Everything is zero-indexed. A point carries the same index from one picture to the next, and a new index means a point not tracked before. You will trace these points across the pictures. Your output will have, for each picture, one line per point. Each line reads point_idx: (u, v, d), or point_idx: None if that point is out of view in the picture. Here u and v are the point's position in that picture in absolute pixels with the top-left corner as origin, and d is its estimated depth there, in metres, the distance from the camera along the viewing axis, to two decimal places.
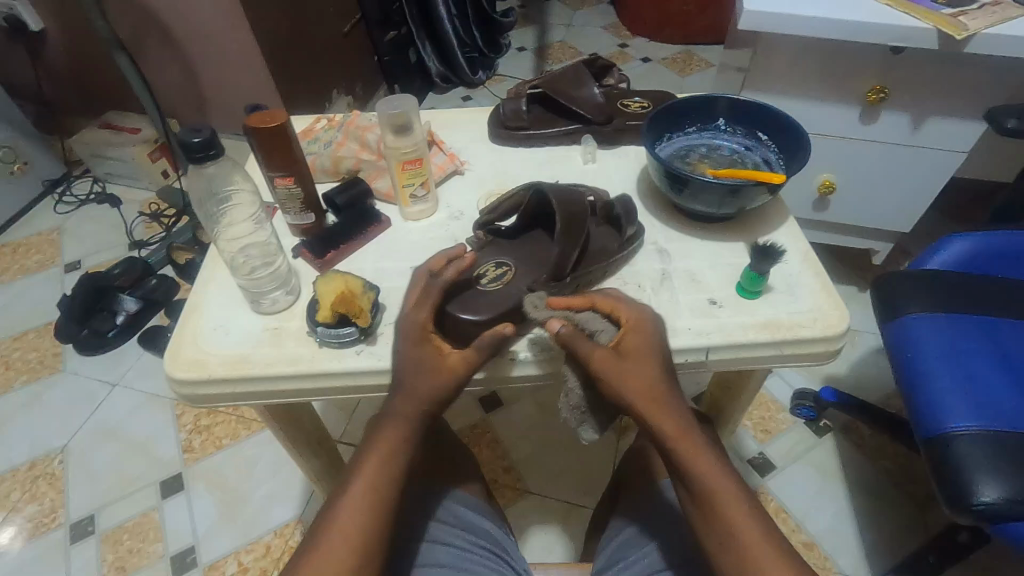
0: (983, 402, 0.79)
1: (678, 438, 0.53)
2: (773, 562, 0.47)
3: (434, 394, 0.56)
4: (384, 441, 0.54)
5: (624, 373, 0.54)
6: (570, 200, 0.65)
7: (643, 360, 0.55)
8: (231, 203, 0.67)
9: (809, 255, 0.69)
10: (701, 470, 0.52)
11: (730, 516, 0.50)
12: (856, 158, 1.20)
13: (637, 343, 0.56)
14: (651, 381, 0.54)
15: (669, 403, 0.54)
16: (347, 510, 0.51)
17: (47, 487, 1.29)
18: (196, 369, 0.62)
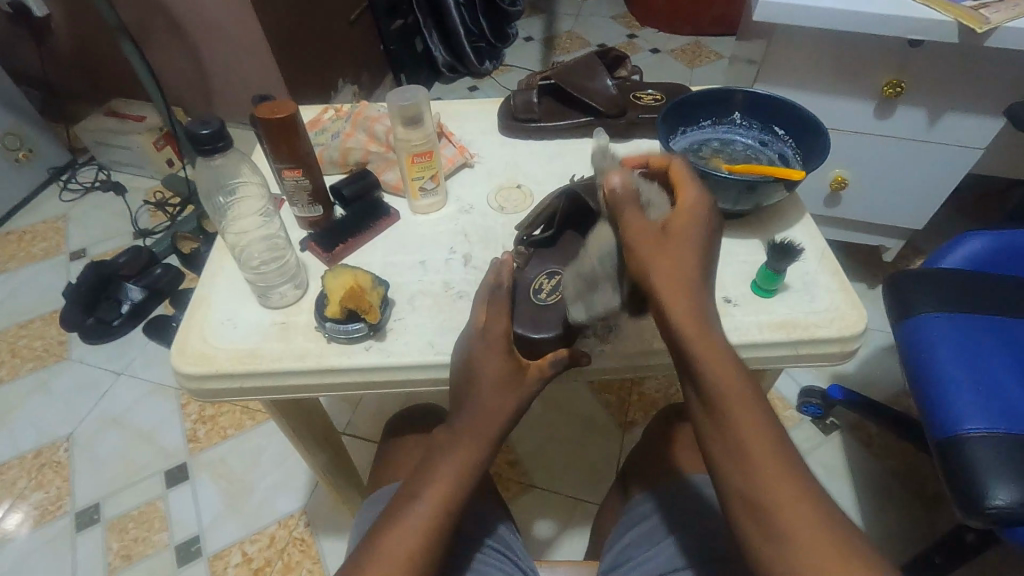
0: (997, 404, 0.78)
1: (694, 331, 0.46)
2: (779, 475, 0.42)
3: (511, 414, 0.55)
4: (460, 458, 0.53)
5: (658, 275, 0.48)
6: None
7: (683, 260, 0.49)
8: (239, 196, 0.66)
9: (825, 254, 0.68)
10: (733, 384, 0.45)
11: (754, 435, 0.44)
12: (870, 153, 1.18)
13: (680, 242, 0.50)
14: (687, 274, 0.48)
15: (697, 297, 0.48)
16: (412, 521, 0.49)
17: (53, 475, 1.29)
18: (202, 362, 0.61)
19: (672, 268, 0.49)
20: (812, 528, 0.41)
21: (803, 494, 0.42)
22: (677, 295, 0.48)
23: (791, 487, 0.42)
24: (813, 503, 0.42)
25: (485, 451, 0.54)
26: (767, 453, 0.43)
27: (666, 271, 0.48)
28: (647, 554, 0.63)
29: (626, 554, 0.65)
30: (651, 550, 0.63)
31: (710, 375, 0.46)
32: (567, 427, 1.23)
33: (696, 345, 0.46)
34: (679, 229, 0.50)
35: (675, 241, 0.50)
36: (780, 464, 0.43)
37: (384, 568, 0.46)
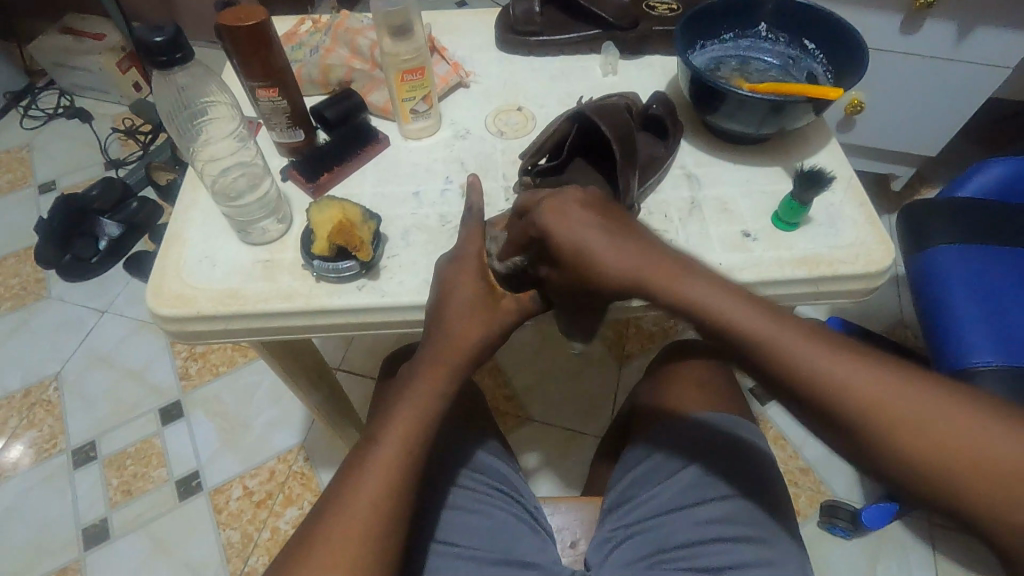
0: (1010, 337, 0.76)
1: (634, 257, 0.48)
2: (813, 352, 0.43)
3: (477, 342, 0.52)
4: (420, 395, 0.50)
5: (583, 267, 0.49)
6: (622, 121, 0.57)
7: (590, 231, 0.49)
8: (210, 120, 0.60)
9: (852, 182, 0.63)
10: (753, 330, 0.44)
11: (807, 367, 0.43)
12: (890, 74, 1.10)
13: (570, 222, 0.49)
14: (579, 223, 0.49)
15: (607, 237, 0.49)
16: (377, 466, 0.47)
17: (45, 414, 1.28)
18: (183, 304, 0.57)
19: (590, 242, 0.49)
20: (908, 415, 0.40)
21: (887, 391, 0.41)
22: (622, 263, 0.48)
23: (855, 384, 0.41)
24: (902, 393, 0.40)
25: (447, 388, 0.51)
26: (833, 376, 0.42)
27: (600, 257, 0.48)
28: (648, 494, 0.62)
29: (625, 494, 0.63)
30: (652, 490, 0.62)
31: (724, 332, 0.45)
32: (564, 361, 1.21)
33: (685, 307, 0.47)
34: (557, 222, 0.49)
35: (564, 226, 0.49)
36: (851, 379, 0.42)
37: (353, 513, 0.45)
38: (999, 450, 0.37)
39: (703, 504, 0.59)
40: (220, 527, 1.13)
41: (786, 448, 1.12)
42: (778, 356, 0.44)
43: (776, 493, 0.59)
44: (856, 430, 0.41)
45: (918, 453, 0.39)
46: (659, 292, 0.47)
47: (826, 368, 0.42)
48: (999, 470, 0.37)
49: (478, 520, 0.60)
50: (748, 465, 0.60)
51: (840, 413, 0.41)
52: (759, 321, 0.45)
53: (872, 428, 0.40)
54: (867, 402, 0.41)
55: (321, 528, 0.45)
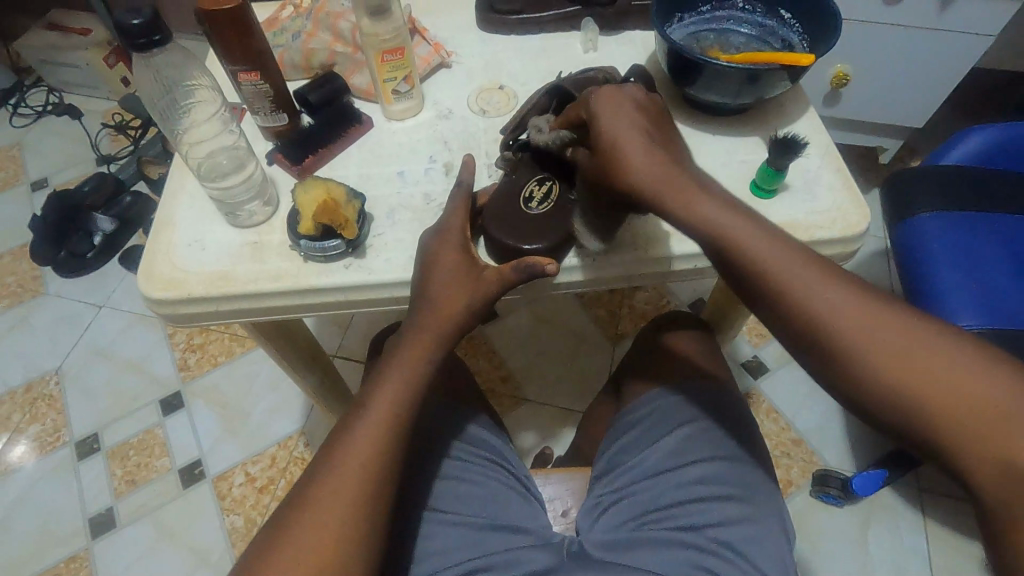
0: (990, 301, 0.78)
1: (657, 184, 0.49)
2: (814, 279, 0.45)
3: (462, 312, 0.53)
4: (408, 364, 0.52)
5: (611, 163, 0.50)
6: None
7: (630, 133, 0.50)
8: (193, 104, 0.60)
9: (830, 148, 0.64)
10: (774, 260, 0.46)
11: (823, 304, 0.44)
12: (874, 46, 1.10)
13: (622, 117, 0.51)
14: (630, 121, 0.51)
15: (643, 149, 0.50)
16: (366, 430, 0.49)
17: (47, 408, 1.29)
18: (174, 288, 0.58)
19: (631, 141, 0.50)
20: (905, 355, 0.42)
21: (893, 331, 0.43)
22: (648, 174, 0.49)
23: (856, 319, 0.44)
24: (901, 332, 0.43)
25: (434, 357, 0.53)
26: (844, 314, 0.44)
27: (631, 150, 0.50)
28: (634, 460, 0.63)
29: (612, 460, 0.65)
30: (639, 455, 0.63)
31: (744, 260, 0.47)
32: (557, 341, 1.23)
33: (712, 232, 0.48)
34: (608, 115, 0.51)
35: (608, 115, 0.51)
36: (849, 309, 0.44)
37: (343, 476, 0.47)
38: (979, 387, 0.39)
39: (687, 466, 0.60)
40: (224, 512, 1.15)
41: (778, 420, 1.14)
42: (780, 279, 0.46)
43: (758, 455, 0.61)
44: (852, 363, 0.43)
45: (912, 388, 0.41)
46: (685, 214, 0.49)
47: (836, 304, 0.44)
48: (976, 405, 0.39)
49: (470, 489, 0.62)
50: (731, 428, 0.62)
51: (847, 348, 0.43)
52: (768, 245, 0.47)
53: (865, 352, 0.43)
54: (872, 338, 0.43)
55: (313, 490, 0.47)
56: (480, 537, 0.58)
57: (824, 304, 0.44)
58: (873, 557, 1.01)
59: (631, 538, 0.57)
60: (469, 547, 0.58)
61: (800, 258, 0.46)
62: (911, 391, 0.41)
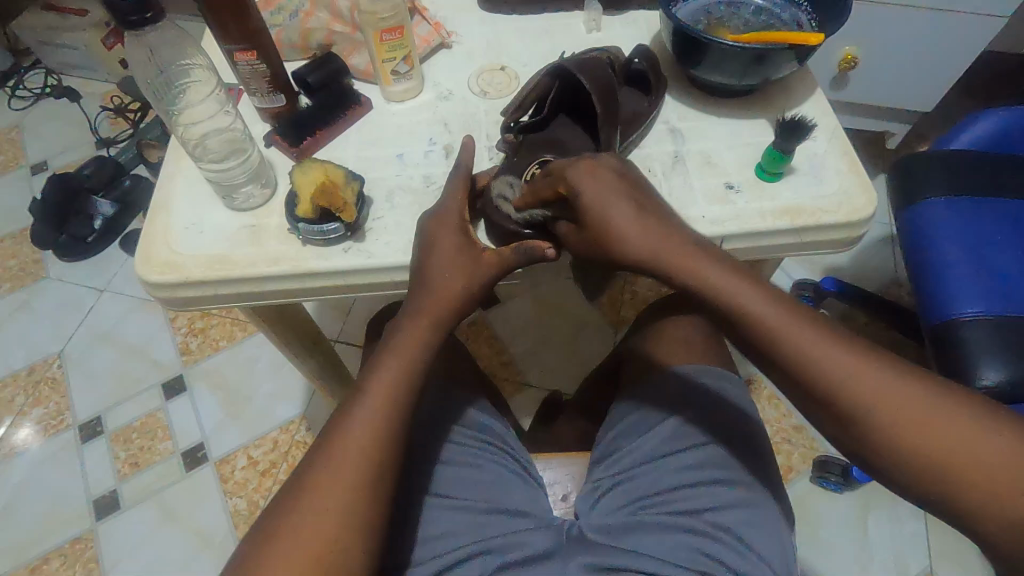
0: (996, 287, 0.77)
1: (655, 245, 0.50)
2: (812, 338, 0.46)
3: (460, 296, 0.53)
4: (406, 349, 0.51)
5: (599, 231, 0.51)
6: (603, 79, 0.58)
7: (617, 198, 0.50)
8: (188, 83, 0.58)
9: (837, 131, 0.63)
10: (770, 321, 0.47)
11: (822, 364, 0.45)
12: (884, 28, 1.08)
13: (603, 185, 0.51)
14: (613, 191, 0.50)
15: (632, 213, 0.50)
16: (364, 414, 0.49)
17: (50, 392, 1.30)
18: (171, 271, 0.57)
19: (617, 213, 0.50)
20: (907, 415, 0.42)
21: (894, 390, 0.43)
22: (639, 238, 0.50)
23: (857, 378, 0.44)
24: (899, 387, 0.43)
25: (432, 340, 0.52)
26: (842, 374, 0.44)
27: (619, 223, 0.50)
28: (634, 445, 0.63)
29: (612, 445, 0.65)
30: (638, 440, 0.63)
31: (740, 321, 0.48)
32: (559, 327, 1.22)
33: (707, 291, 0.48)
34: (588, 189, 0.51)
35: (587, 184, 0.51)
36: (847, 371, 0.44)
37: (341, 461, 0.46)
38: (971, 443, 0.40)
39: (686, 451, 0.60)
40: (226, 495, 1.16)
41: (779, 407, 1.14)
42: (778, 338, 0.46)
43: (758, 439, 0.61)
44: (856, 422, 0.44)
45: (910, 444, 0.42)
46: (679, 274, 0.49)
47: (833, 364, 0.45)
48: (969, 462, 0.40)
49: (470, 472, 0.62)
50: (731, 413, 0.62)
51: (844, 406, 0.44)
52: (766, 306, 0.47)
53: (865, 411, 0.44)
54: (872, 395, 0.43)
55: (311, 475, 0.46)
56: (481, 521, 0.59)
57: (822, 362, 0.45)
58: (872, 543, 1.01)
59: (631, 523, 0.57)
60: (470, 531, 0.58)
61: (795, 317, 0.47)
62: (913, 451, 0.42)
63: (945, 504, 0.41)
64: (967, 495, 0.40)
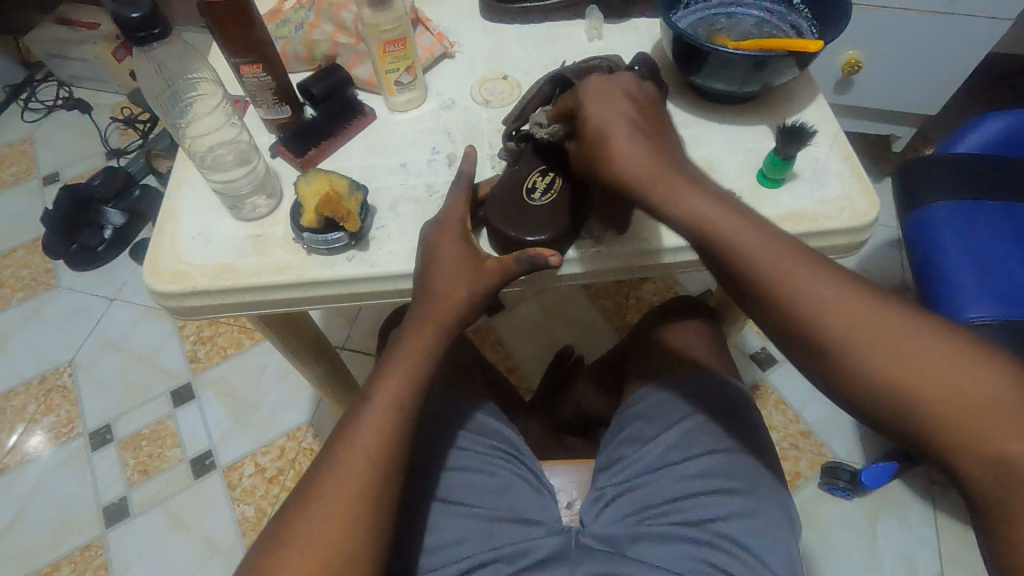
0: (1003, 291, 0.76)
1: (649, 175, 0.50)
2: (797, 266, 0.45)
3: (462, 303, 0.53)
4: (410, 357, 0.52)
5: (604, 145, 0.52)
6: (603, 86, 0.57)
7: (614, 125, 0.51)
8: (199, 94, 0.59)
9: (838, 136, 0.63)
10: (756, 249, 0.46)
11: (804, 294, 0.44)
12: (887, 32, 1.08)
13: (604, 110, 0.53)
14: (609, 120, 0.52)
15: (623, 144, 0.51)
16: (370, 423, 0.49)
17: (61, 399, 1.31)
18: (179, 281, 0.58)
19: (617, 136, 0.51)
20: (888, 342, 0.41)
21: (876, 320, 0.42)
22: (633, 165, 0.50)
23: (841, 307, 0.43)
24: (889, 324, 0.42)
25: (436, 349, 0.53)
26: (824, 299, 0.43)
27: (614, 147, 0.51)
28: (639, 452, 0.63)
29: (617, 453, 0.64)
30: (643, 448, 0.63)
31: (730, 257, 0.46)
32: (564, 333, 1.22)
33: (702, 232, 0.47)
34: (597, 108, 0.53)
35: (594, 99, 0.53)
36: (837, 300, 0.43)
37: (346, 470, 0.47)
38: (961, 379, 0.39)
39: (692, 459, 0.60)
40: (235, 502, 1.16)
41: (786, 412, 1.13)
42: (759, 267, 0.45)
43: (763, 446, 0.61)
44: (841, 349, 0.42)
45: (897, 382, 0.41)
46: (676, 209, 0.49)
47: (825, 300, 0.43)
48: (961, 399, 0.39)
49: (476, 479, 0.62)
50: (737, 420, 0.62)
51: (832, 345, 0.43)
52: (751, 231, 0.46)
53: (846, 339, 0.42)
54: (856, 324, 0.42)
55: (316, 483, 0.47)
56: (487, 529, 0.59)
57: (812, 300, 0.43)
58: (882, 549, 1.00)
59: (636, 532, 0.57)
60: (476, 540, 0.58)
61: (790, 252, 0.45)
62: (892, 381, 0.41)
63: (931, 444, 0.40)
64: (954, 433, 0.39)
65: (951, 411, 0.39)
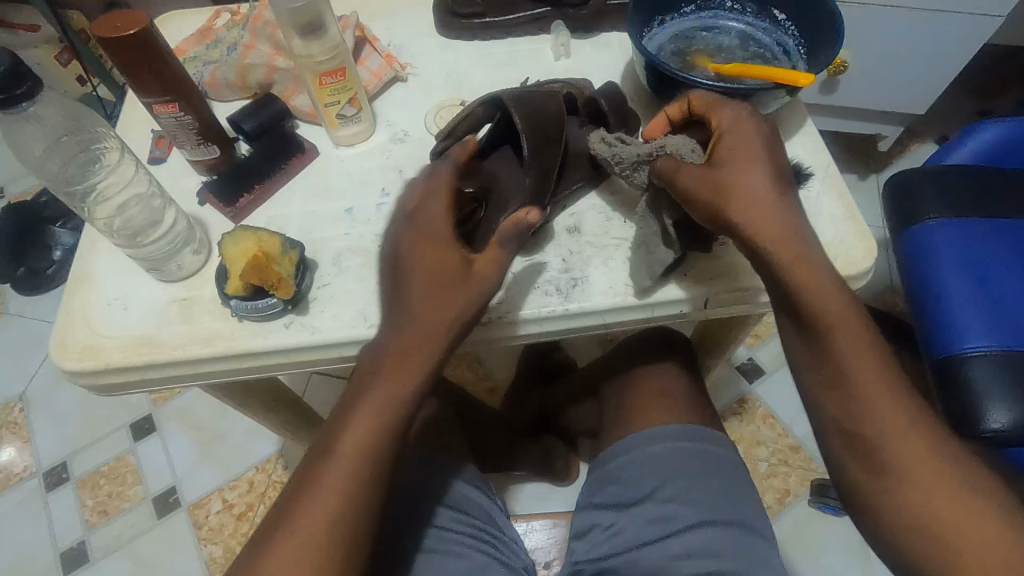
0: (1002, 318, 0.71)
1: (765, 216, 0.43)
2: (865, 355, 0.43)
3: (445, 339, 0.45)
4: (378, 409, 0.44)
5: (725, 185, 0.44)
6: (540, 115, 0.52)
7: (757, 162, 0.44)
8: (103, 148, 0.50)
9: (830, 169, 0.57)
10: (835, 322, 0.42)
11: (861, 381, 0.42)
12: (876, 31, 1.02)
13: (751, 143, 0.45)
14: (754, 149, 0.45)
15: (755, 172, 0.44)
16: (321, 497, 0.43)
17: (12, 436, 1.23)
18: (92, 356, 0.51)
19: (753, 169, 0.44)
20: (920, 464, 0.41)
21: (916, 443, 0.42)
22: (761, 196, 0.44)
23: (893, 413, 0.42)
24: (916, 435, 0.42)
25: (411, 398, 0.45)
26: (878, 396, 0.42)
27: (746, 175, 0.44)
28: (616, 529, 0.61)
29: (595, 517, 0.64)
30: (623, 523, 0.61)
31: (827, 333, 0.43)
32: None
33: (787, 280, 0.43)
34: (738, 154, 0.45)
35: (744, 138, 0.45)
36: (885, 407, 0.42)
37: (297, 545, 0.42)
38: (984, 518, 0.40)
39: (672, 536, 0.57)
40: (201, 542, 1.09)
41: (775, 426, 1.09)
42: (830, 338, 0.43)
43: (750, 522, 0.58)
44: (880, 447, 0.42)
45: (929, 506, 0.41)
46: (794, 281, 0.43)
47: (879, 415, 0.42)
48: (982, 539, 0.39)
49: (445, 559, 0.57)
50: (719, 487, 0.60)
51: (876, 450, 0.42)
52: (841, 306, 0.43)
53: (886, 445, 0.42)
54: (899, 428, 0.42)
55: (265, 553, 0.42)
56: None
57: (875, 398, 0.42)
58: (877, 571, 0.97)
59: None
60: None
61: (877, 352, 0.43)
62: (911, 497, 0.41)
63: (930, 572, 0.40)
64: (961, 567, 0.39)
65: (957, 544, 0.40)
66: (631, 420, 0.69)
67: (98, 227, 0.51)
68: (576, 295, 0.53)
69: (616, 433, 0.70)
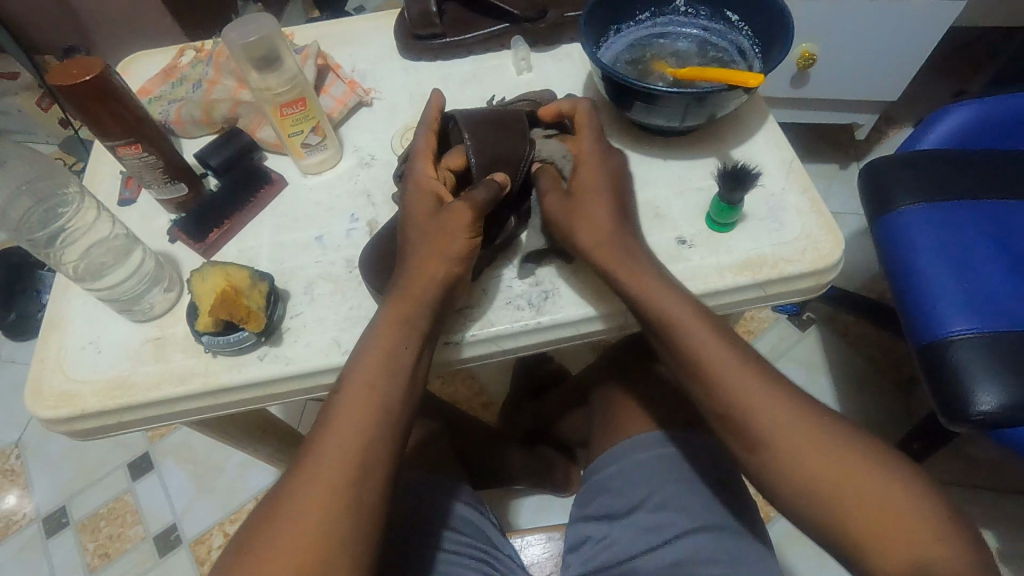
0: (984, 299, 0.71)
1: (607, 241, 0.49)
2: (724, 361, 0.46)
3: (400, 356, 0.46)
4: (346, 429, 0.44)
5: (574, 211, 0.50)
6: (493, 135, 0.52)
7: (601, 191, 0.51)
8: (66, 194, 0.51)
9: (793, 165, 0.57)
10: (690, 333, 0.47)
11: (726, 385, 0.45)
12: (840, 23, 1.03)
13: (598, 172, 0.52)
14: (594, 182, 0.51)
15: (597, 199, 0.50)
16: (290, 517, 0.41)
17: (10, 484, 1.22)
18: (67, 402, 0.51)
19: (601, 192, 0.51)
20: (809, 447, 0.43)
21: (799, 427, 0.44)
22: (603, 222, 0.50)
23: (764, 407, 0.44)
24: (794, 422, 0.44)
25: (387, 413, 0.45)
26: (746, 395, 0.45)
27: (595, 201, 0.50)
28: (609, 539, 0.61)
29: (588, 530, 0.64)
30: (615, 533, 0.61)
31: (677, 342, 0.47)
32: None
33: (640, 303, 0.48)
34: (589, 183, 0.51)
35: (592, 169, 0.52)
36: (756, 403, 0.44)
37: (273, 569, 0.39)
38: (873, 490, 0.41)
39: (664, 543, 0.57)
40: None
41: None
42: (686, 350, 0.47)
43: (743, 522, 0.57)
44: (765, 443, 0.44)
45: (818, 488, 0.42)
46: (636, 296, 0.48)
47: (763, 411, 0.44)
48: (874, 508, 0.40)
49: None
50: (709, 489, 0.59)
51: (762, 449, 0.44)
52: (689, 317, 0.47)
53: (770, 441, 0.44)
54: (776, 421, 0.44)
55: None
56: None
57: (746, 397, 0.45)
58: None
59: None
60: None
61: (731, 350, 0.46)
62: (810, 483, 0.42)
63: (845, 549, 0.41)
64: (866, 540, 0.40)
65: (858, 518, 0.40)
66: (618, 427, 0.69)
67: (63, 271, 0.51)
68: (547, 308, 0.53)
69: (606, 440, 0.70)
